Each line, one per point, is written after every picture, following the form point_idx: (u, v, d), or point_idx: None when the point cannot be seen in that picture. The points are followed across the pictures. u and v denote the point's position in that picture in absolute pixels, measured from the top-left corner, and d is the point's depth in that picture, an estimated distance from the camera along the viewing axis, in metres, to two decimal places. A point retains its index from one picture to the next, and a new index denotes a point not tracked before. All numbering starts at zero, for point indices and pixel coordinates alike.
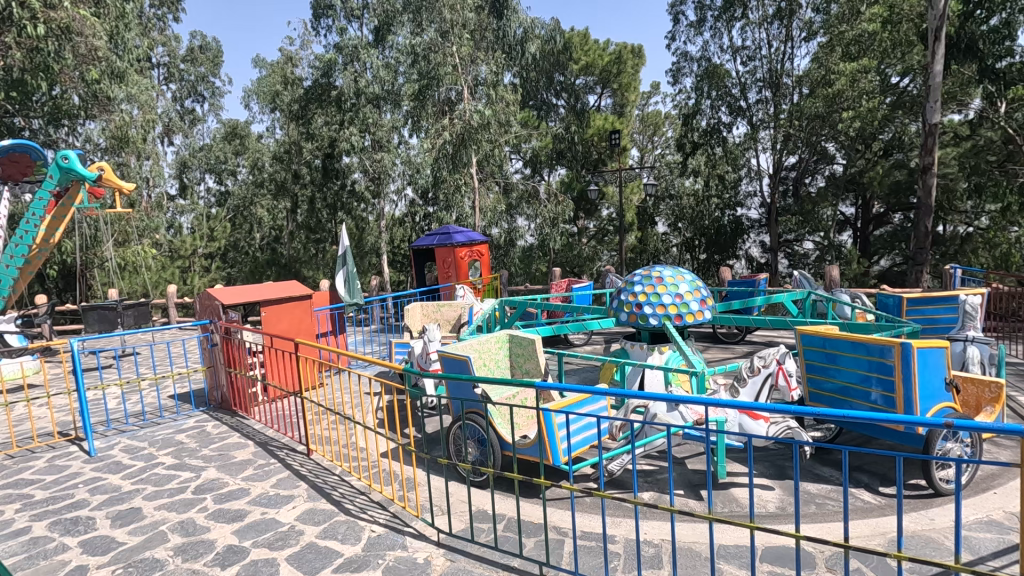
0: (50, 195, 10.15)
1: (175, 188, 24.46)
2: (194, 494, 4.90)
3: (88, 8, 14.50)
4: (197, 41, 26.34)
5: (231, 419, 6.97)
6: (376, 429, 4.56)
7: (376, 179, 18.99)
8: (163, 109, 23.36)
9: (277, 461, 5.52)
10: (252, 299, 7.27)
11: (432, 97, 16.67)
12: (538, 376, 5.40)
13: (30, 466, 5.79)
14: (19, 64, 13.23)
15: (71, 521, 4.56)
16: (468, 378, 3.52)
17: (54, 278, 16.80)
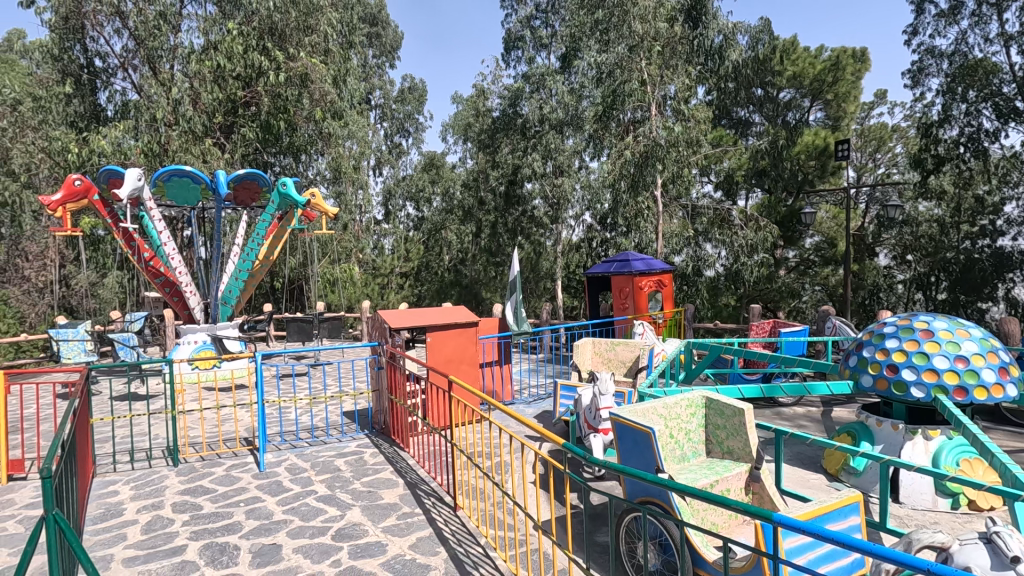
0: (272, 218, 11.44)
1: (381, 215, 26.70)
2: (332, 540, 4.54)
3: (319, 57, 16.42)
4: (407, 83, 29.13)
5: (389, 448, 6.70)
6: (523, 507, 3.60)
7: (555, 205, 18.68)
8: (375, 145, 26.16)
9: (421, 513, 4.93)
10: (419, 324, 6.97)
11: (617, 119, 15.72)
12: (746, 461, 3.98)
13: (211, 473, 6.11)
14: (266, 108, 15.53)
15: (219, 548, 4.49)
16: (654, 482, 2.37)
17: (279, 291, 19.50)
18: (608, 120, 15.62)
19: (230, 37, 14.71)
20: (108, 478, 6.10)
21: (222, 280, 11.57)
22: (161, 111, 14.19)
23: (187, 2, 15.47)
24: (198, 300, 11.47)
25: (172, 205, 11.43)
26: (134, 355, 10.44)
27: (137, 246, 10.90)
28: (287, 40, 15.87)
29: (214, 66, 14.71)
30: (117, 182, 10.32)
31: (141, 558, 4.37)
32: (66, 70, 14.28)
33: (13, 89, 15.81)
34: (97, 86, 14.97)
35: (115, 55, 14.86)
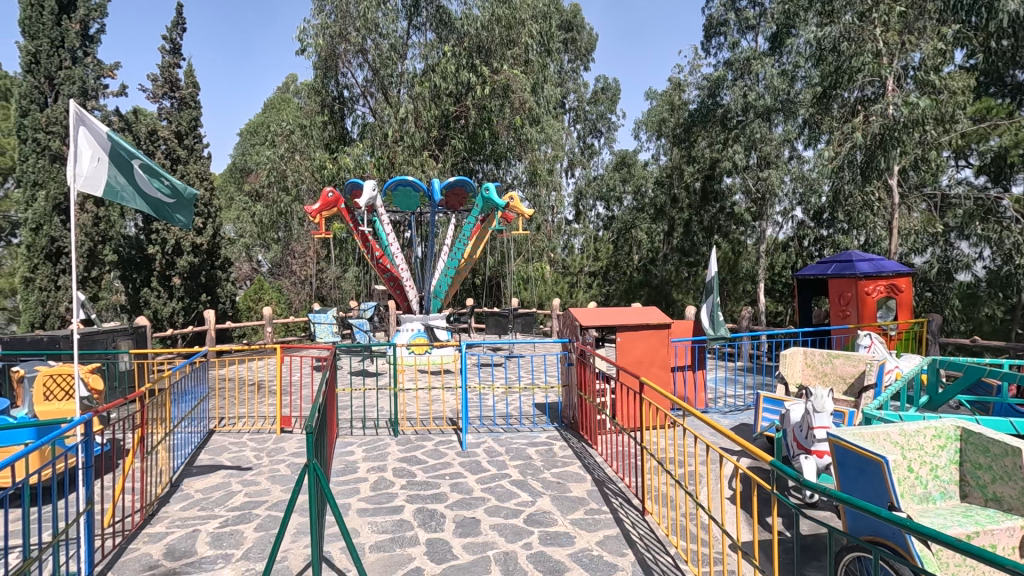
0: (476, 221, 12.51)
1: (572, 215, 27.30)
2: (524, 524, 4.80)
3: (520, 68, 17.41)
4: (600, 83, 29.21)
5: (577, 443, 6.85)
6: (720, 523, 3.37)
7: (759, 200, 17.05)
8: (568, 147, 26.85)
9: (608, 511, 4.95)
10: (610, 323, 6.96)
11: (841, 99, 13.69)
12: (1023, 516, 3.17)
13: (423, 446, 6.94)
14: (473, 120, 16.99)
15: (430, 513, 5.08)
16: (892, 520, 2.00)
17: (479, 287, 21.22)
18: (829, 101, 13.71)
19: (445, 60, 16.54)
20: (347, 439, 7.32)
21: (434, 276, 13.00)
22: (390, 130, 16.46)
23: (412, 33, 17.71)
24: (415, 293, 13.05)
25: (397, 210, 13.21)
26: (366, 338, 12.35)
27: (371, 246, 12.84)
28: (492, 55, 17.23)
29: (432, 87, 16.59)
30: (358, 193, 12.30)
31: (370, 511, 5.15)
32: (324, 102, 17.43)
33: (288, 121, 19.83)
34: (345, 113, 17.96)
35: (358, 86, 17.67)
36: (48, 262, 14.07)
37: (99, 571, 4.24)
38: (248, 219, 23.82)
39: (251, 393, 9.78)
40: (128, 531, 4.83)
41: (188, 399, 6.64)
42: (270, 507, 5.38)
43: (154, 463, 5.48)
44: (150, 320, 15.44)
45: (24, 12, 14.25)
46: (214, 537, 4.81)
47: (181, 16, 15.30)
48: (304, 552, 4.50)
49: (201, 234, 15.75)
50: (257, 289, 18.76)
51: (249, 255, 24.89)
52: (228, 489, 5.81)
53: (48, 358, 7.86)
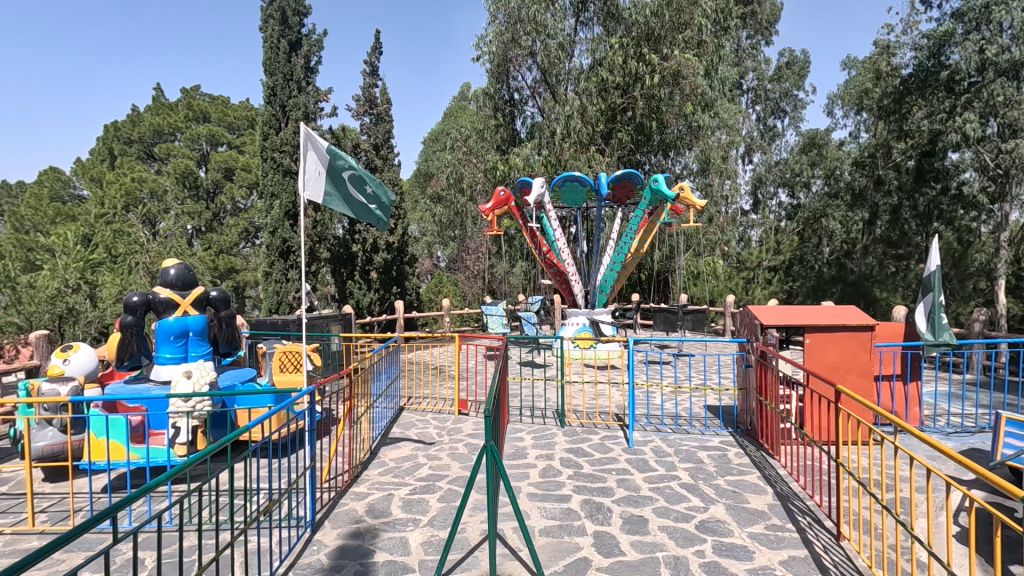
0: (644, 213, 12.20)
1: (749, 205, 25.10)
2: (696, 530, 4.59)
3: (692, 51, 16.49)
4: (785, 58, 26.31)
5: (756, 452, 6.32)
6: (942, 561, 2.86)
7: (1001, 177, 13.91)
8: (745, 131, 24.72)
9: (794, 530, 4.50)
10: (796, 322, 6.29)
11: None
12: None
13: (589, 439, 7.01)
14: (641, 111, 16.51)
15: (596, 506, 5.12)
16: None
17: (645, 281, 20.65)
18: None
19: (613, 52, 16.35)
20: (517, 426, 7.70)
21: (600, 270, 12.96)
22: (557, 127, 16.79)
23: (579, 30, 17.81)
24: (581, 288, 13.15)
25: (564, 206, 13.46)
26: (534, 331, 12.82)
27: (539, 242, 13.25)
28: (662, 41, 16.54)
29: (599, 81, 16.55)
30: (527, 190, 12.77)
31: (539, 496, 5.36)
32: (496, 106, 18.41)
33: (465, 127, 21.34)
34: (515, 115, 18.76)
35: (527, 87, 18.33)
36: (281, 259, 17.09)
37: (320, 518, 5.05)
38: (430, 219, 26.24)
39: (433, 376, 10.79)
40: (340, 488, 5.69)
41: (383, 379, 7.56)
42: (450, 481, 5.90)
43: (359, 432, 6.36)
44: (353, 309, 17.88)
45: (266, 54, 17.44)
46: (405, 502, 5.43)
47: (378, 41, 17.36)
48: (481, 526, 4.86)
49: (392, 233, 17.77)
50: (437, 282, 20.59)
51: (431, 252, 27.41)
52: (416, 461, 6.51)
53: (282, 338, 9.56)
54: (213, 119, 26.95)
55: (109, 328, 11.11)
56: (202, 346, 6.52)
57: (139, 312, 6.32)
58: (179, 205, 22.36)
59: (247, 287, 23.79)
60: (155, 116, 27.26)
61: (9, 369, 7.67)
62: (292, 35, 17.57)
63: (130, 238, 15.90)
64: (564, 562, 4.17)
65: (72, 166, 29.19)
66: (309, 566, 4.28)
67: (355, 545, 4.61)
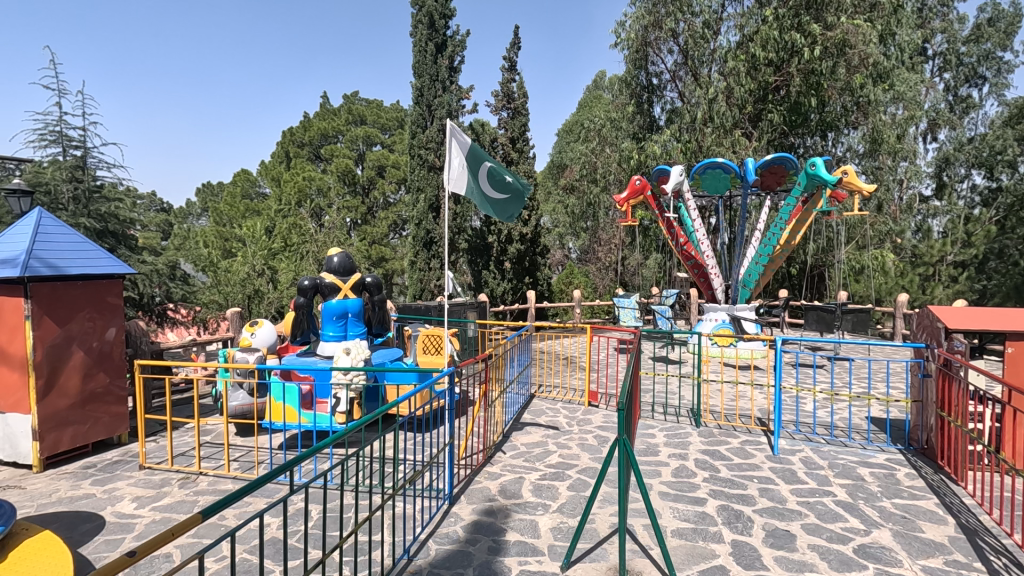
0: (797, 201, 11.12)
1: (931, 189, 21.57)
2: (855, 555, 4.11)
3: (863, 17, 14.56)
4: (986, 14, 22.04)
5: (933, 475, 5.47)
6: None
7: None
8: (928, 104, 21.27)
9: (983, 571, 3.84)
10: (993, 327, 5.31)
11: None
12: None
13: (728, 442, 6.59)
14: (797, 88, 15.00)
15: (735, 513, 4.81)
16: None
17: (796, 276, 18.83)
18: None
19: (765, 25, 14.96)
20: (649, 422, 7.48)
21: (743, 263, 12.01)
22: (699, 113, 15.88)
23: (727, 5, 16.62)
24: (721, 282, 12.33)
25: (705, 194, 12.69)
26: (668, 325, 12.35)
27: (676, 233, 12.64)
28: (825, 8, 14.79)
29: (749, 58, 15.24)
30: (665, 179, 12.25)
31: (672, 496, 5.17)
32: (633, 93, 17.88)
33: (599, 116, 21.05)
34: (653, 101, 18.04)
35: (667, 71, 17.54)
36: (424, 249, 18.33)
37: (456, 493, 5.37)
38: (562, 210, 26.38)
39: (563, 366, 10.89)
40: (475, 466, 6.01)
41: (516, 365, 7.81)
42: (580, 471, 5.93)
43: (493, 415, 6.65)
44: (488, 297, 18.67)
45: (416, 58, 18.70)
46: (536, 486, 5.56)
47: (516, 36, 17.70)
48: (610, 519, 4.82)
49: (526, 225, 18.18)
50: (568, 274, 20.70)
51: (562, 243, 27.60)
52: (546, 448, 6.63)
53: (425, 322, 10.28)
54: (369, 121, 29.65)
55: (285, 308, 12.79)
56: (358, 327, 7.26)
57: (310, 295, 7.19)
58: (340, 200, 25.00)
59: (395, 275, 25.96)
60: (322, 121, 30.63)
61: (213, 339, 9.18)
62: (438, 38, 18.56)
63: (301, 230, 18.13)
64: (698, 568, 3.99)
65: (258, 167, 34.00)
66: (447, 536, 4.58)
67: (489, 522, 4.84)
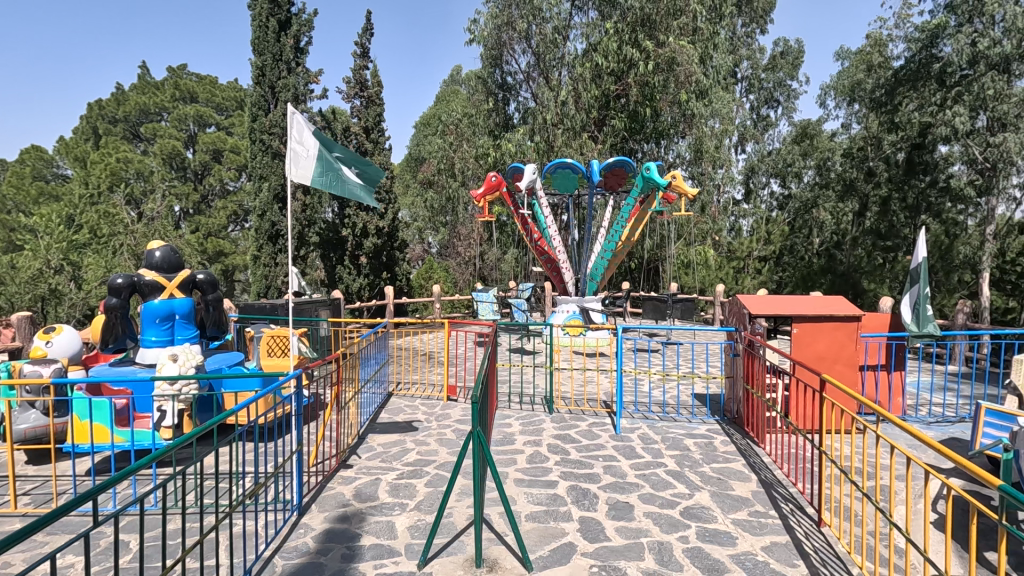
0: (635, 202, 12.17)
1: (741, 194, 24.97)
2: (681, 517, 4.64)
3: (687, 38, 16.33)
4: (779, 47, 26.10)
5: (741, 439, 6.39)
6: (907, 533, 2.98)
7: (988, 171, 13.17)
8: (738, 121, 24.64)
9: (776, 517, 4.57)
10: (784, 312, 6.32)
11: None
12: None
13: (577, 425, 7.05)
14: (635, 98, 16.49)
15: (583, 492, 5.16)
16: None
17: (635, 269, 20.74)
18: None
19: (607, 37, 16.16)
20: (506, 412, 7.72)
21: (591, 258, 12.89)
22: (551, 114, 16.69)
23: (575, 15, 17.63)
24: (571, 275, 13.13)
25: (556, 192, 13.39)
26: (524, 317, 12.87)
27: (530, 228, 13.15)
28: (657, 27, 16.39)
29: (594, 67, 16.35)
30: (519, 177, 12.69)
31: (526, 482, 5.39)
32: (489, 90, 18.31)
33: (456, 112, 21.13)
34: (508, 99, 18.60)
35: (521, 72, 18.17)
36: (270, 242, 16.95)
37: (307, 502, 5.06)
38: (421, 204, 26.08)
39: (423, 362, 10.79)
40: (328, 472, 5.71)
41: (373, 364, 7.54)
42: (439, 466, 5.93)
43: (347, 417, 6.35)
44: (343, 294, 17.86)
45: (255, 33, 17.06)
46: (393, 486, 5.43)
47: (369, 22, 17.04)
48: (467, 511, 4.88)
49: (383, 219, 17.66)
50: (428, 269, 20.61)
51: (422, 238, 27.36)
52: (404, 446, 6.52)
53: (271, 322, 9.50)
54: (201, 99, 26.51)
55: (94, 310, 10.98)
56: (188, 330, 6.46)
57: (124, 295, 6.25)
58: (166, 186, 22.11)
59: (236, 270, 23.68)
60: (141, 95, 26.77)
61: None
62: (281, 14, 17.16)
63: (114, 219, 15.70)
64: (549, 548, 4.21)
65: (56, 144, 28.71)
66: (296, 549, 4.29)
67: (342, 528, 4.62)
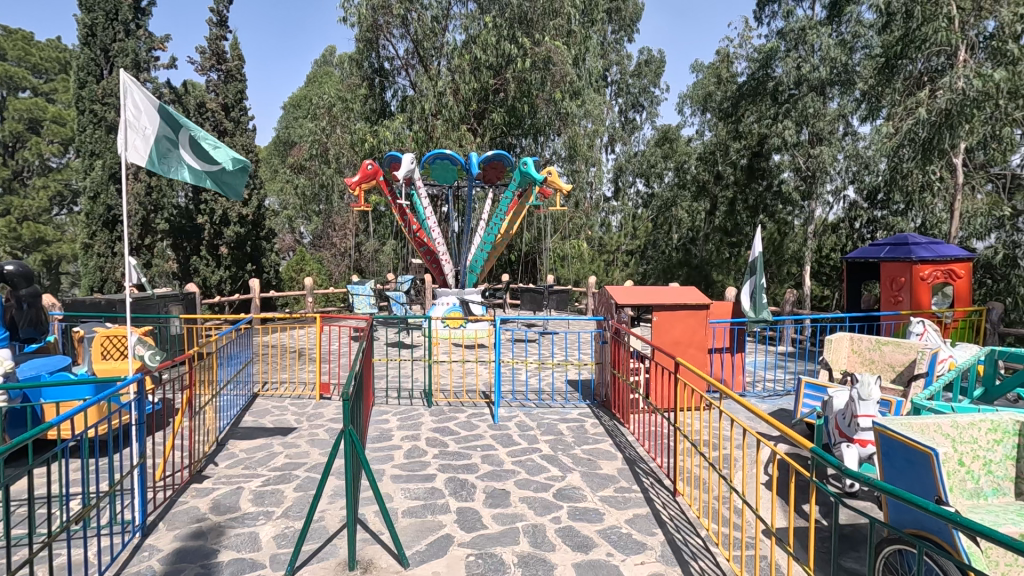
0: (513, 195, 12.42)
1: (611, 192, 26.54)
2: (554, 498, 4.85)
3: (561, 39, 16.92)
4: (644, 56, 28.11)
5: (609, 421, 6.83)
6: (743, 497, 3.38)
7: (810, 178, 15.19)
8: (608, 122, 26.14)
9: (638, 491, 4.95)
10: (646, 302, 6.83)
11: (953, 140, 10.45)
12: None
13: (456, 418, 7.06)
14: (513, 94, 16.78)
15: (460, 483, 5.18)
16: (954, 519, 1.89)
17: (514, 262, 21.22)
18: (931, 146, 10.68)
19: (485, 31, 16.25)
20: (382, 408, 7.50)
21: (470, 250, 12.94)
22: (429, 104, 16.44)
23: (453, 5, 17.47)
24: (451, 267, 13.08)
25: (435, 183, 13.23)
26: (403, 310, 12.60)
27: (409, 219, 12.87)
28: (534, 26, 16.78)
29: (472, 59, 16.36)
30: (396, 166, 12.32)
31: (403, 478, 5.28)
32: (364, 74, 17.56)
33: (329, 95, 20.02)
34: (385, 86, 17.99)
35: (399, 58, 17.67)
36: (106, 229, 14.85)
37: (152, 520, 4.52)
38: (292, 191, 24.42)
39: (293, 359, 10.14)
40: (179, 485, 5.13)
41: (234, 363, 6.90)
42: (309, 469, 5.60)
43: (202, 423, 5.75)
44: (200, 288, 16.20)
45: None
46: (257, 494, 5.04)
47: None
48: (340, 513, 4.68)
49: (245, 206, 16.25)
50: (299, 260, 19.36)
51: (292, 227, 25.63)
52: (270, 451, 6.06)
53: (107, 319, 8.32)
54: (12, 59, 22.40)
55: None
56: None
57: None
58: None
59: (64, 261, 20.43)
60: None
61: None
62: None
63: None
64: (426, 542, 4.17)
65: None
66: None
67: (195, 546, 4.19)
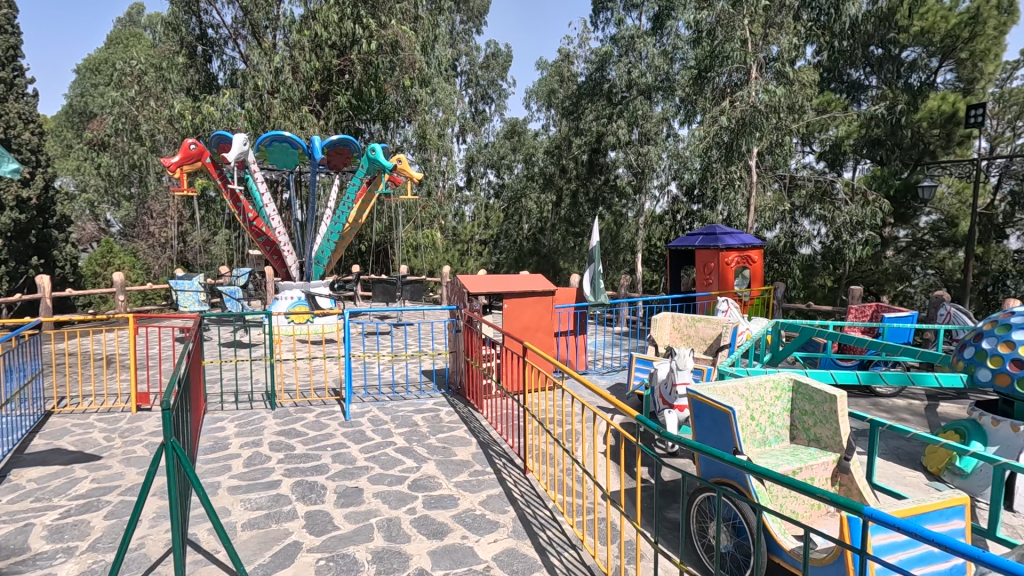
0: (361, 182, 11.90)
1: (463, 182, 26.64)
2: (409, 490, 4.82)
3: (407, 24, 16.52)
4: (491, 49, 28.63)
5: (464, 408, 6.95)
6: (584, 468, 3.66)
7: (639, 174, 16.76)
8: (459, 112, 26.27)
9: (491, 472, 5.13)
10: (497, 290, 7.03)
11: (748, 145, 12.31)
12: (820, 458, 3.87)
13: (303, 418, 6.64)
14: (359, 76, 16.03)
15: (309, 486, 4.90)
16: (742, 464, 2.25)
17: (365, 252, 20.44)
18: (732, 149, 12.45)
19: (327, 6, 15.19)
20: (217, 415, 6.78)
21: (315, 240, 12.19)
22: (264, 80, 15.05)
23: None
24: (295, 259, 12.21)
25: (273, 167, 12.21)
26: (238, 306, 11.49)
27: (243, 207, 11.74)
28: (379, 7, 16.17)
29: (312, 36, 15.27)
30: (226, 147, 11.10)
31: (243, 488, 4.85)
32: (184, 40, 15.49)
33: (139, 61, 17.36)
34: (210, 56, 16.07)
35: (226, 27, 15.92)
36: None
37: None
38: (93, 172, 20.83)
39: (100, 368, 8.73)
40: None
41: (15, 378, 5.70)
42: (124, 492, 4.87)
43: None
44: None
45: None
46: (54, 529, 4.27)
47: None
48: (165, 537, 4.15)
49: (27, 187, 13.52)
50: (105, 252, 16.62)
51: (95, 214, 21.88)
52: (70, 477, 5.15)
53: None
54: None
55: None
56: None
57: None
58: None
59: None
60: None
61: None
62: None
63: None
64: (270, 553, 3.89)
65: None
66: None
67: None
